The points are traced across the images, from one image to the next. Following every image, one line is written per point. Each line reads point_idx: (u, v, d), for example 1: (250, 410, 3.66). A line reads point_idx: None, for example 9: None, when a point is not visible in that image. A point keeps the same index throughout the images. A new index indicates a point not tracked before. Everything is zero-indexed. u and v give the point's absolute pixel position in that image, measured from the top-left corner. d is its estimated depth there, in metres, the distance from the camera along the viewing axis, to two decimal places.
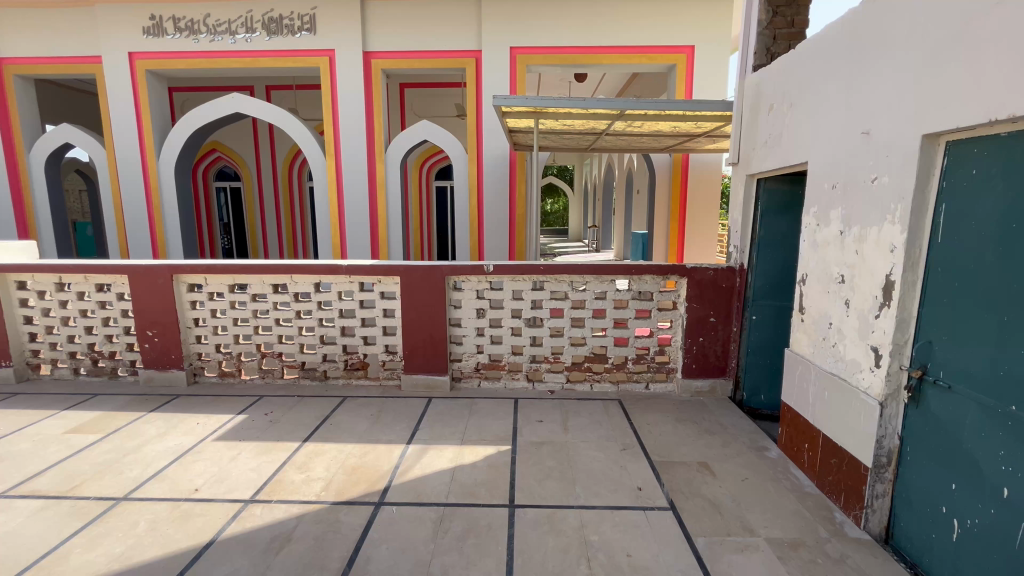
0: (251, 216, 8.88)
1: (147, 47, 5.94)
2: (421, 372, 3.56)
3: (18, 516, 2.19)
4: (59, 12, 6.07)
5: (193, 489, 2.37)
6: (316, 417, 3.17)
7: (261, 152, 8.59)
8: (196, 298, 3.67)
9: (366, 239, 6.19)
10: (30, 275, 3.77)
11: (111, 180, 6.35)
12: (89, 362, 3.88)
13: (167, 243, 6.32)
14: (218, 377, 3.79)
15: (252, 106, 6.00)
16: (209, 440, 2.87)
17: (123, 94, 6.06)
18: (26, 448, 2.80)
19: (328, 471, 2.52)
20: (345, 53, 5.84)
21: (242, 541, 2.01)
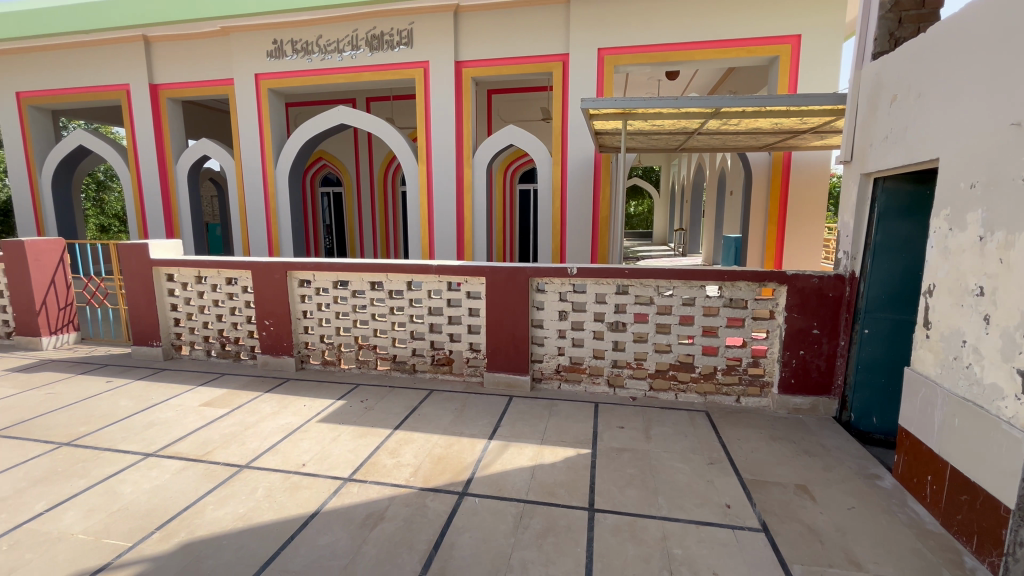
0: (351, 219, 9.63)
1: (270, 68, 6.69)
2: (502, 371, 3.65)
3: (165, 473, 2.58)
4: (203, 42, 7.03)
5: (301, 464, 2.64)
6: (405, 407, 3.38)
7: (361, 159, 9.30)
8: (305, 292, 4.06)
9: (453, 241, 6.46)
10: (177, 269, 4.40)
11: (238, 186, 7.22)
12: (219, 346, 4.45)
13: (280, 242, 7.05)
14: (321, 365, 4.17)
15: (355, 117, 6.52)
16: (313, 421, 3.18)
17: (250, 111, 6.87)
18: (171, 416, 3.29)
19: (417, 459, 2.68)
20: (439, 64, 6.15)
21: (342, 515, 2.20)
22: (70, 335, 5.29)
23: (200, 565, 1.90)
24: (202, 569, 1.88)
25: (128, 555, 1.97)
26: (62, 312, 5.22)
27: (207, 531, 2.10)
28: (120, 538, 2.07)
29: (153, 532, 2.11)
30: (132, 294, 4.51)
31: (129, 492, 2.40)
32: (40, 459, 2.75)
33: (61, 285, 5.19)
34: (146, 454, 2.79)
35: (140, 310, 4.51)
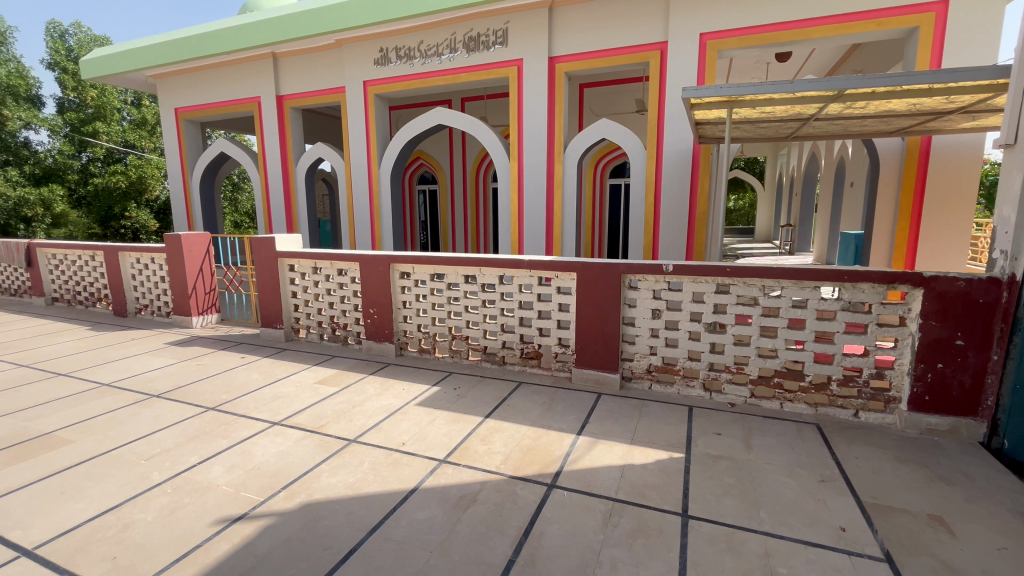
0: (445, 215, 10.09)
1: (377, 75, 7.19)
2: (591, 368, 3.62)
3: (289, 440, 2.91)
4: (320, 55, 7.75)
5: (401, 443, 2.84)
6: (496, 397, 3.49)
7: (455, 157, 9.69)
8: (405, 283, 4.33)
9: (542, 237, 6.50)
10: (297, 260, 4.91)
11: (347, 185, 7.87)
12: (330, 330, 4.91)
13: (382, 237, 7.58)
14: (418, 353, 4.43)
15: (452, 118, 6.81)
16: (411, 404, 3.40)
17: (358, 115, 7.44)
18: (292, 391, 3.71)
19: (507, 447, 2.76)
20: (532, 61, 6.21)
21: (438, 494, 2.34)
22: (212, 316, 6.15)
23: (317, 525, 2.13)
24: (319, 528, 2.11)
25: (260, 508, 2.26)
26: (206, 296, 6.07)
27: (322, 495, 2.34)
28: (254, 493, 2.38)
29: (279, 490, 2.39)
30: (262, 281, 5.13)
31: (260, 454, 2.75)
32: (193, 419, 3.25)
33: (206, 272, 6.04)
34: (273, 422, 3.17)
35: (267, 296, 5.12)
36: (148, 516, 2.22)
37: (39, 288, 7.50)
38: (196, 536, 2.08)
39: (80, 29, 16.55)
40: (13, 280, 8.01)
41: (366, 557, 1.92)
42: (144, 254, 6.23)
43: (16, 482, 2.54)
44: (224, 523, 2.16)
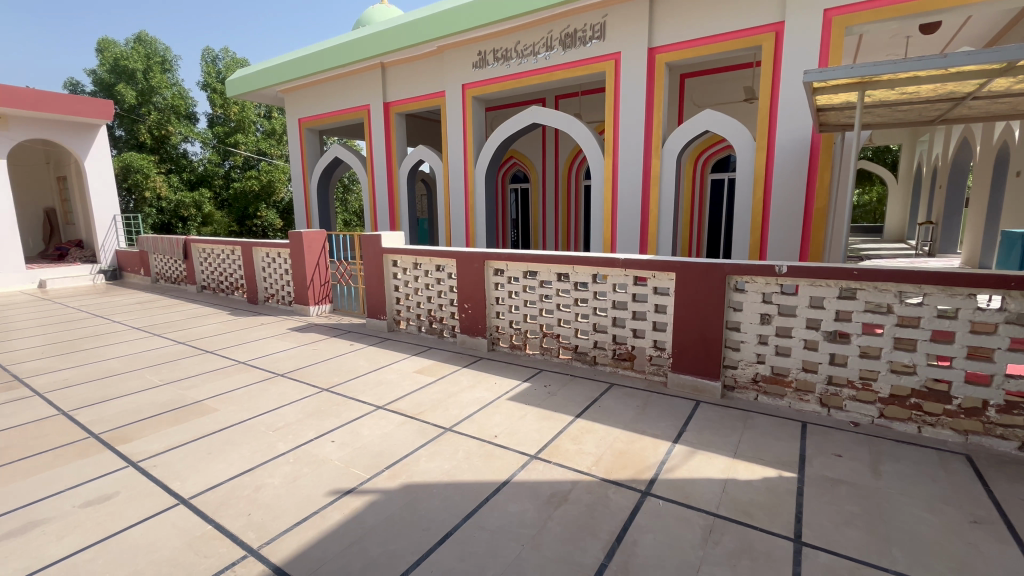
0: (536, 213, 10.15)
1: (475, 77, 7.42)
2: (689, 373, 3.43)
3: (391, 424, 3.12)
4: (423, 62, 8.18)
5: (494, 435, 2.91)
6: (586, 397, 3.44)
7: (548, 155, 9.71)
8: (499, 280, 4.43)
9: (637, 235, 6.28)
10: (399, 257, 5.24)
11: (444, 185, 8.23)
12: (427, 323, 5.17)
13: (476, 234, 7.83)
14: (509, 348, 4.52)
15: (546, 116, 6.82)
16: (503, 398, 3.47)
17: (457, 117, 7.74)
18: (393, 378, 3.97)
19: (598, 449, 2.72)
20: (631, 54, 6.02)
21: (529, 488, 2.36)
22: (326, 306, 6.78)
23: (416, 506, 2.25)
24: (418, 509, 2.23)
25: (366, 484, 2.44)
26: (322, 287, 6.71)
27: (421, 478, 2.48)
28: (362, 470, 2.59)
29: (383, 469, 2.57)
30: (369, 275, 5.56)
31: (366, 434, 2.98)
32: (310, 398, 3.60)
33: (322, 266, 6.67)
34: (377, 406, 3.42)
35: (373, 289, 5.53)
36: (275, 481, 2.51)
37: (193, 278, 8.82)
38: (313, 504, 2.30)
39: (228, 54, 19.10)
40: (173, 270, 9.50)
41: (460, 543, 2.00)
42: (272, 250, 7.04)
43: (176, 441, 3.00)
44: (336, 495, 2.37)
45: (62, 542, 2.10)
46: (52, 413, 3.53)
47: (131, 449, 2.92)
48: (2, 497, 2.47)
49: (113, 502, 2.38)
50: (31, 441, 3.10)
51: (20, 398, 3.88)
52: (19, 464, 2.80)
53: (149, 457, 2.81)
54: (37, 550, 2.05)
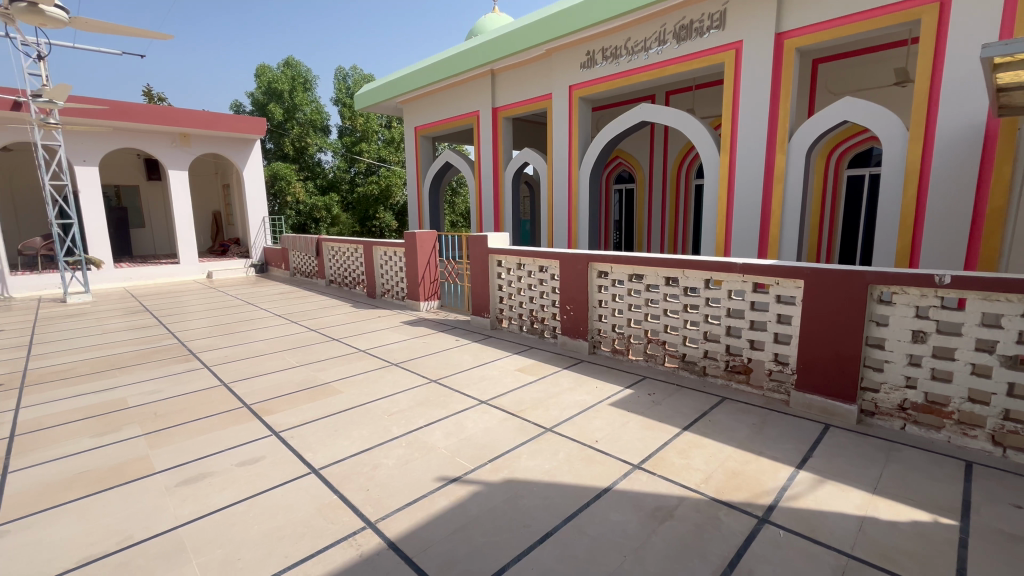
0: (641, 214, 9.81)
1: (582, 78, 7.38)
2: (817, 393, 3.08)
3: (494, 419, 3.21)
4: (531, 66, 8.32)
5: (594, 440, 2.87)
6: (694, 409, 3.24)
7: (655, 153, 9.32)
8: (602, 283, 4.35)
9: (755, 239, 5.76)
10: (504, 257, 5.39)
11: (548, 187, 8.29)
12: (529, 322, 5.25)
13: (578, 236, 7.78)
14: (611, 352, 4.41)
15: (656, 113, 6.54)
16: (604, 404, 3.40)
17: (563, 119, 7.76)
18: (496, 374, 4.09)
19: (707, 466, 2.54)
20: (755, 41, 5.54)
21: (632, 499, 2.28)
22: (435, 302, 7.19)
23: (517, 501, 2.30)
24: (519, 505, 2.27)
25: (471, 474, 2.55)
26: (431, 285, 7.14)
27: (522, 475, 2.53)
28: (467, 460, 2.70)
29: (486, 462, 2.66)
30: (475, 274, 5.80)
31: (471, 427, 3.11)
32: (420, 388, 3.85)
33: (432, 265, 7.09)
34: (480, 400, 3.55)
35: (479, 288, 5.76)
36: (389, 462, 2.72)
37: (323, 273, 9.90)
38: (422, 487, 2.46)
39: (357, 71, 21.10)
40: (307, 265, 10.76)
41: (560, 545, 1.99)
42: (390, 248, 7.65)
43: (308, 417, 3.39)
44: (443, 481, 2.50)
45: (223, 494, 2.49)
46: (215, 384, 4.19)
47: (274, 421, 3.36)
48: (181, 450, 2.98)
49: (260, 464, 2.76)
50: (201, 406, 3.70)
51: (194, 370, 4.67)
52: (193, 424, 3.36)
53: (288, 429, 3.21)
54: (205, 498, 2.45)
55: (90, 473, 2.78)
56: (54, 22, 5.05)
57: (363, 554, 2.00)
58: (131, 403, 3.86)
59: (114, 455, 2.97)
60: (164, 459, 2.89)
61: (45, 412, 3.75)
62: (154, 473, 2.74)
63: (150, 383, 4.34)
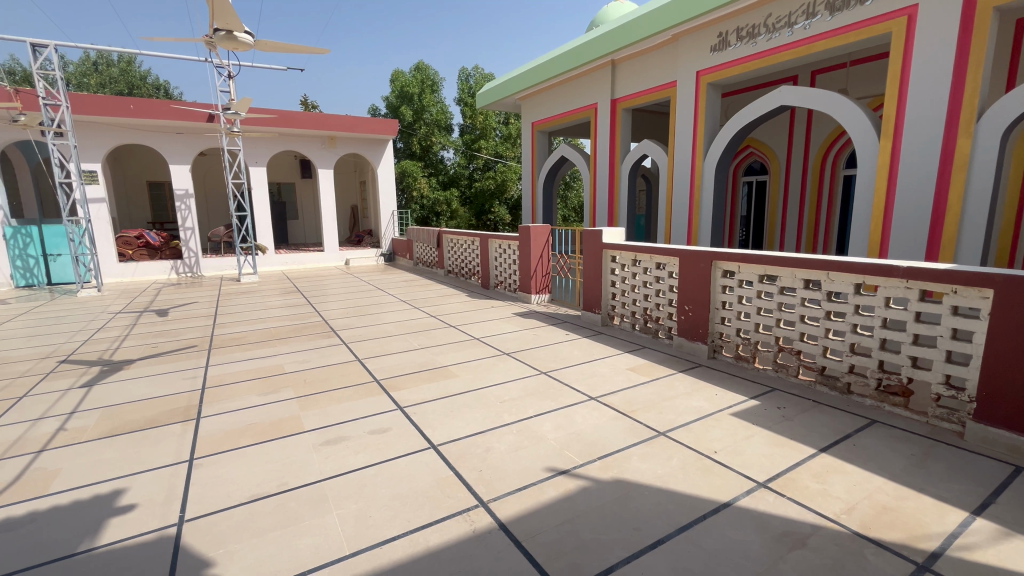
0: (773, 209, 8.90)
1: (712, 62, 6.86)
2: (1003, 428, 2.54)
3: (604, 417, 3.17)
4: (656, 53, 7.93)
5: (713, 450, 2.69)
6: (835, 430, 2.87)
7: (795, 141, 8.36)
8: (727, 283, 4.04)
9: (922, 239, 4.87)
10: (619, 252, 5.25)
11: (668, 180, 7.88)
12: (642, 321, 5.07)
13: (700, 232, 7.29)
14: (733, 359, 4.09)
15: (798, 96, 5.83)
16: (725, 413, 3.17)
17: (688, 107, 7.30)
18: (607, 372, 4.02)
19: (850, 495, 2.24)
20: (934, 3, 4.65)
21: (755, 519, 2.10)
22: (546, 295, 7.26)
23: (627, 502, 2.25)
24: (630, 506, 2.22)
25: (580, 469, 2.55)
26: (543, 278, 7.22)
27: (633, 476, 2.46)
28: (575, 455, 2.70)
29: (595, 459, 2.64)
30: (588, 269, 5.74)
31: (580, 422, 3.10)
32: (530, 378, 3.94)
33: (545, 258, 7.16)
34: (590, 396, 3.52)
35: (591, 283, 5.68)
36: (501, 446, 2.82)
37: (442, 263, 10.57)
38: (532, 475, 2.51)
39: (479, 71, 22.00)
40: (428, 256, 11.57)
41: (673, 554, 1.91)
42: (505, 241, 7.88)
43: (428, 396, 3.65)
44: (552, 472, 2.54)
45: (357, 457, 2.80)
46: (352, 359, 4.72)
47: (399, 397, 3.68)
48: (324, 414, 3.41)
49: (388, 434, 3.05)
50: (340, 377, 4.20)
51: (335, 345, 5.31)
52: (333, 393, 3.83)
53: (411, 405, 3.50)
54: (344, 458, 2.78)
55: (256, 425, 3.30)
56: (244, 46, 5.98)
57: (476, 530, 2.10)
58: (287, 369, 4.51)
59: (276, 412, 3.51)
60: (311, 421, 3.33)
61: (225, 371, 4.54)
62: (304, 431, 3.18)
63: (301, 354, 5.03)
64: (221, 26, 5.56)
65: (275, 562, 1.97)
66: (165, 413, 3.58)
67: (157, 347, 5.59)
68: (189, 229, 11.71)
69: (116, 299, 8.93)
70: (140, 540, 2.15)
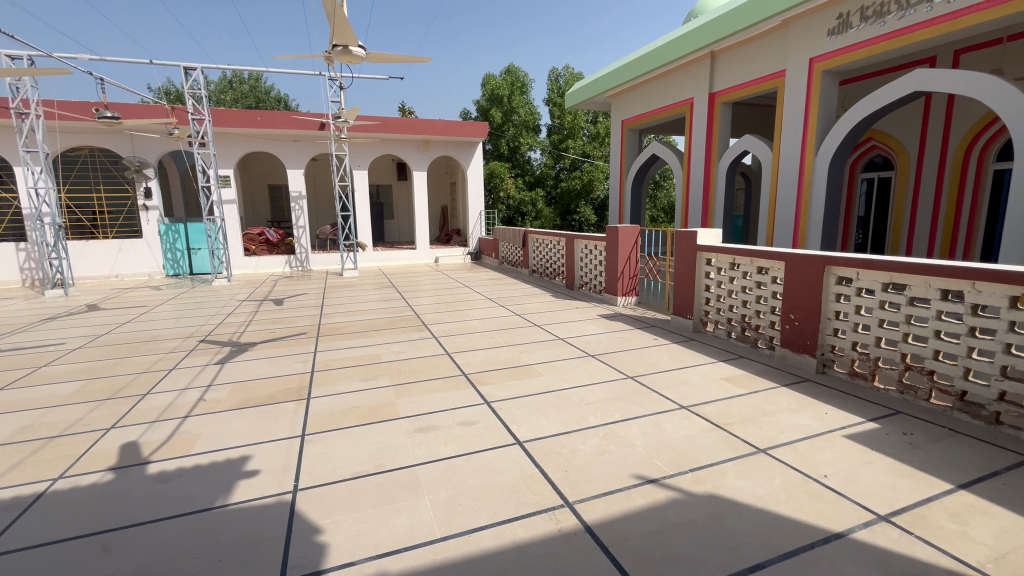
0: (899, 209, 7.87)
1: (829, 47, 6.23)
2: None
3: (697, 427, 3.02)
4: (763, 40, 7.37)
5: (823, 474, 2.45)
6: (979, 465, 2.48)
7: (929, 132, 7.33)
8: (843, 290, 3.65)
9: None
10: (716, 254, 4.96)
11: (772, 178, 7.28)
12: (739, 329, 4.75)
13: (808, 234, 6.66)
14: (847, 376, 3.69)
15: (938, 79, 5.09)
16: (837, 434, 2.87)
17: (799, 98, 6.70)
18: (699, 381, 3.82)
19: (998, 542, 1.93)
20: None
21: (874, 555, 1.88)
22: (632, 298, 7.06)
23: (723, 520, 2.12)
24: (726, 525, 2.09)
25: (670, 479, 2.45)
26: (630, 280, 7.02)
27: (729, 493, 2.32)
28: (666, 464, 2.60)
29: (687, 471, 2.52)
30: (680, 272, 5.50)
31: (669, 431, 2.98)
32: (617, 382, 3.86)
33: (632, 260, 6.97)
34: (681, 405, 3.37)
35: (682, 286, 5.44)
36: (587, 449, 2.80)
37: (527, 263, 10.69)
38: (619, 481, 2.46)
39: (568, 70, 21.87)
40: (513, 255, 11.77)
41: None
42: (591, 242, 7.79)
43: (515, 393, 3.72)
44: (639, 480, 2.47)
45: (447, 446, 2.93)
46: (441, 353, 4.95)
47: (486, 391, 3.79)
48: (417, 403, 3.62)
49: (476, 427, 3.16)
50: (432, 369, 4.42)
51: (426, 338, 5.60)
52: (425, 384, 4.04)
53: (497, 401, 3.59)
54: (435, 447, 2.92)
55: (358, 409, 3.59)
56: (358, 59, 6.45)
57: (562, 530, 2.11)
58: (384, 359, 4.84)
59: (374, 398, 3.78)
60: (406, 408, 3.54)
61: (331, 357, 4.97)
62: (400, 417, 3.39)
63: (396, 345, 5.36)
64: (338, 41, 6.08)
65: (375, 537, 2.12)
66: (282, 392, 4.01)
67: (275, 332, 6.27)
68: (301, 227, 12.96)
69: (242, 289, 10.14)
70: (263, 503, 2.42)
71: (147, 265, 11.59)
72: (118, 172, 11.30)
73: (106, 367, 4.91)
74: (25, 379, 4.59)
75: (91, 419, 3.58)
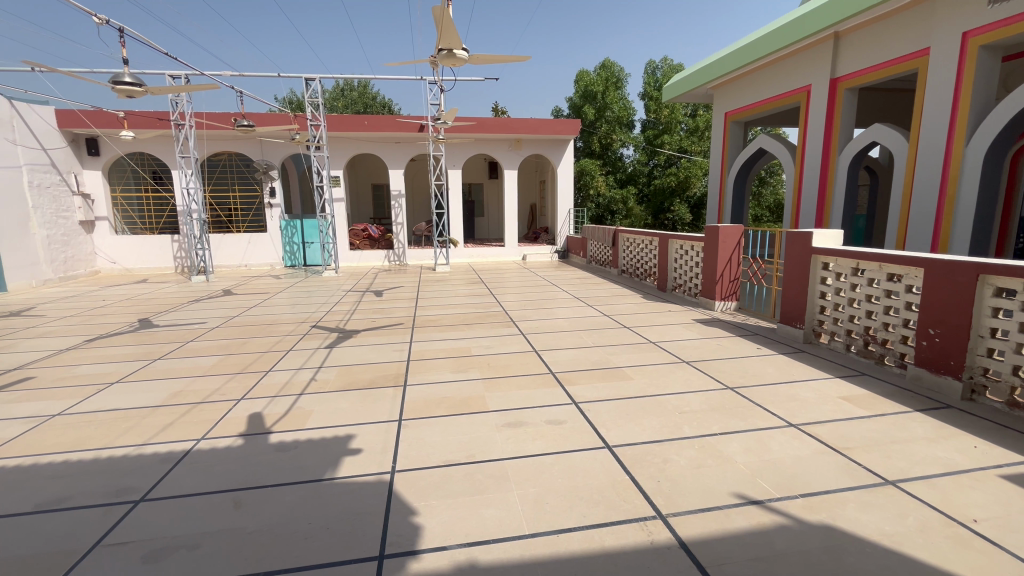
0: None
1: (990, 18, 5.30)
2: None
3: (809, 449, 2.73)
4: (901, 15, 6.46)
5: (971, 518, 2.09)
6: None
7: None
8: (1002, 305, 3.10)
9: None
10: (834, 258, 4.45)
11: (906, 173, 6.38)
12: (861, 343, 4.23)
13: (951, 238, 5.74)
14: (1004, 406, 3.13)
15: None
16: (990, 472, 2.44)
17: (946, 79, 5.79)
18: (811, 397, 3.46)
19: None
20: None
21: None
22: (732, 303, 6.59)
23: (841, 555, 1.90)
24: (845, 562, 1.87)
25: (777, 503, 2.24)
26: (730, 284, 6.56)
27: (848, 526, 2.07)
28: (771, 486, 2.38)
29: (797, 496, 2.29)
30: (789, 276, 5.02)
31: (777, 450, 2.73)
32: (714, 392, 3.62)
33: (734, 262, 6.50)
34: (789, 423, 3.07)
35: (792, 292, 4.97)
36: (681, 460, 2.66)
37: (616, 262, 10.43)
38: (717, 498, 2.30)
39: (666, 61, 20.90)
40: (602, 254, 11.54)
41: None
42: (687, 241, 7.40)
43: (603, 395, 3.65)
44: (741, 500, 2.29)
45: (535, 443, 2.94)
46: (529, 350, 4.99)
47: (574, 391, 3.75)
48: (506, 398, 3.68)
49: (563, 427, 3.14)
50: (520, 365, 4.47)
51: (514, 334, 5.69)
52: (514, 379, 4.10)
53: (585, 402, 3.54)
54: (523, 443, 2.94)
55: (449, 398, 3.73)
56: (461, 62, 6.67)
57: (655, 543, 2.02)
58: (474, 352, 4.99)
59: (465, 389, 3.91)
60: (495, 402, 3.61)
61: (425, 348, 5.23)
62: (489, 410, 3.47)
63: (485, 340, 5.50)
64: (443, 45, 6.33)
65: (465, 525, 2.19)
66: (382, 378, 4.29)
67: (375, 321, 6.74)
68: (399, 224, 13.79)
69: (348, 280, 11.04)
70: (365, 480, 2.60)
71: (269, 257, 13.06)
72: (251, 175, 12.88)
73: (237, 345, 5.60)
74: (176, 351, 5.39)
75: (226, 390, 4.11)
